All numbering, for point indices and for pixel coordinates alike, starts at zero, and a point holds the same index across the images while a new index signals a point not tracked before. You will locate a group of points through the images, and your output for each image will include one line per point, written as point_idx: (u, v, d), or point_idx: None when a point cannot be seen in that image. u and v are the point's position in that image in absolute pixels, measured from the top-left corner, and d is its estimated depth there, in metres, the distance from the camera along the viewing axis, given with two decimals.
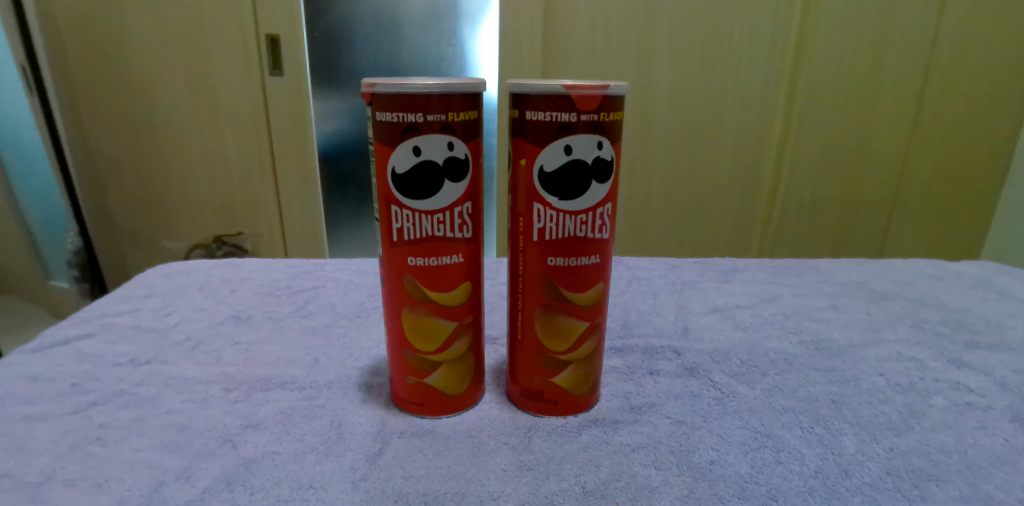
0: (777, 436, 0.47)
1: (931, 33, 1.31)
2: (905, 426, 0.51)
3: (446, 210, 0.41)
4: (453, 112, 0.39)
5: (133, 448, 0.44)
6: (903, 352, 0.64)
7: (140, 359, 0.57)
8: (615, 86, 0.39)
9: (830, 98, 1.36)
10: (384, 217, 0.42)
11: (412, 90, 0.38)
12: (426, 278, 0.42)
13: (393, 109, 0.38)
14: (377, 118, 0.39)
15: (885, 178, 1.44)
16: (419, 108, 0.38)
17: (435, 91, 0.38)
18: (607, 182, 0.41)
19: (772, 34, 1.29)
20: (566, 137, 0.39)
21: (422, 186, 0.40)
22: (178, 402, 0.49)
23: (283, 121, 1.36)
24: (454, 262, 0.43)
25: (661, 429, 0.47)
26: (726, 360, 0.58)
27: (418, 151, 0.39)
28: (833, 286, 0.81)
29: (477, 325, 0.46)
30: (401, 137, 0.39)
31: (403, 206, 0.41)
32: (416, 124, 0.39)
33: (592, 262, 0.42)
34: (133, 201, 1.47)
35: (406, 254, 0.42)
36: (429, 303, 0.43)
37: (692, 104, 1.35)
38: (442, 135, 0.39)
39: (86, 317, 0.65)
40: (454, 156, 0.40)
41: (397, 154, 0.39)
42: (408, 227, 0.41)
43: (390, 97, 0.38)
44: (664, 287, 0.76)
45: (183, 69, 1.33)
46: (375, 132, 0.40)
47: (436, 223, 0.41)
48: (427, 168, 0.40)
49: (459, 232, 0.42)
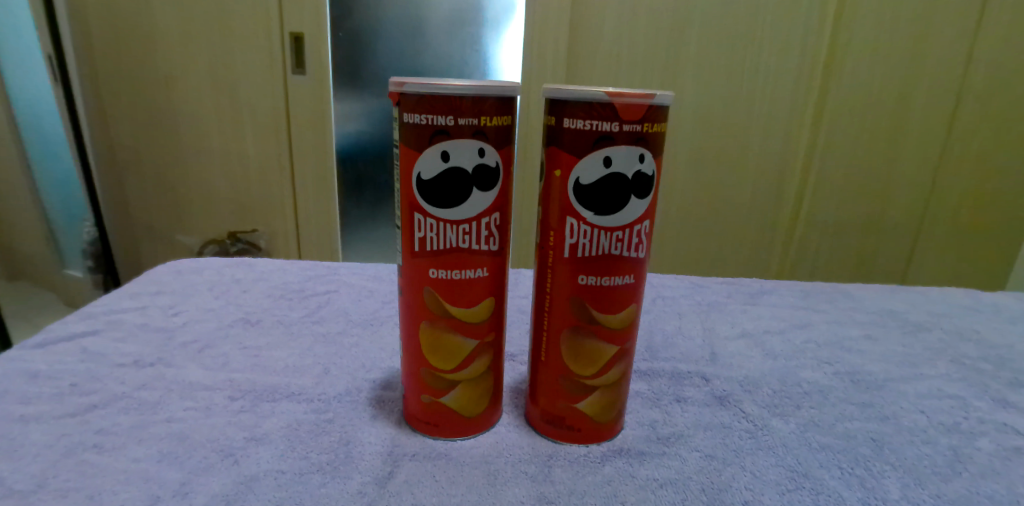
0: (815, 477, 0.43)
1: (965, 56, 1.27)
2: (952, 471, 0.47)
3: (473, 220, 0.39)
4: (485, 117, 0.37)
5: (130, 458, 0.41)
6: (945, 388, 0.60)
7: (144, 360, 0.55)
8: (661, 95, 0.36)
9: (857, 118, 1.32)
10: (406, 226, 0.39)
11: (443, 92, 0.35)
12: (448, 293, 0.40)
13: (421, 111, 0.36)
14: (404, 120, 0.37)
15: (911, 203, 1.40)
16: (449, 111, 0.36)
17: (468, 94, 0.36)
18: (647, 197, 0.38)
19: (801, 49, 1.25)
20: (606, 148, 0.36)
21: (448, 195, 0.38)
22: (180, 409, 0.47)
23: (304, 119, 1.35)
24: (478, 276, 0.40)
25: (690, 464, 0.44)
26: (758, 390, 0.55)
27: (447, 157, 0.37)
28: (866, 314, 0.77)
29: (498, 344, 0.43)
30: (428, 142, 0.37)
31: (427, 215, 0.38)
32: (446, 128, 0.36)
33: (626, 282, 0.40)
34: (150, 195, 1.47)
35: (428, 266, 0.40)
36: (450, 320, 0.41)
37: (717, 118, 1.32)
38: (473, 141, 0.37)
39: (94, 313, 0.63)
40: (483, 163, 0.38)
41: (424, 160, 0.37)
42: (431, 237, 0.39)
43: (420, 98, 0.36)
44: (689, 308, 0.73)
45: (207, 63, 1.33)
46: (402, 135, 0.38)
47: (461, 234, 0.39)
48: (455, 175, 0.37)
49: (485, 245, 0.40)
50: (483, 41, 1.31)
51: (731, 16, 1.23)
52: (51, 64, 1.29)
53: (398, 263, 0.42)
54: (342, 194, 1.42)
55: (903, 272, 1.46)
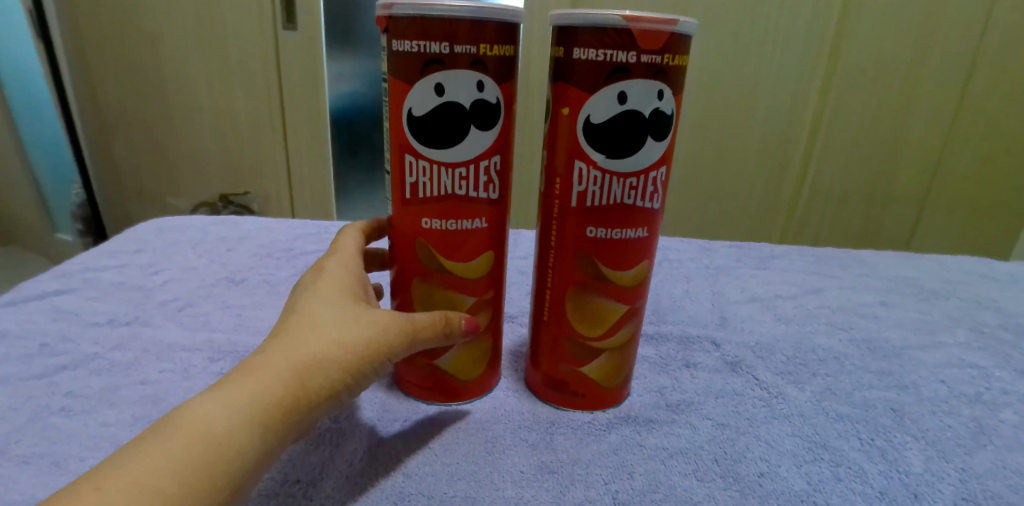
0: (834, 448, 0.41)
1: (984, 20, 1.20)
2: (976, 443, 0.44)
3: (470, 164, 0.35)
4: (485, 45, 0.32)
5: (100, 422, 0.38)
6: (965, 358, 0.57)
7: (120, 319, 0.52)
8: (684, 22, 0.31)
9: (867, 82, 1.26)
10: (396, 169, 0.36)
11: (438, 14, 0.31)
12: (444, 246, 0.36)
13: (412, 37, 0.32)
14: (394, 49, 0.33)
15: (920, 172, 1.35)
16: (445, 37, 0.32)
17: (468, 18, 0.31)
18: (664, 140, 0.34)
19: (814, 8, 1.19)
20: (620, 82, 0.32)
21: (442, 134, 0.34)
22: (156, 371, 0.44)
23: (294, 76, 1.28)
24: (477, 227, 0.37)
25: (701, 432, 0.41)
26: (771, 356, 0.52)
27: (441, 90, 0.33)
28: (880, 280, 0.74)
29: (498, 305, 0.40)
30: (421, 73, 0.32)
31: (419, 157, 0.34)
32: (442, 57, 0.32)
33: (639, 235, 0.36)
34: (139, 155, 1.42)
35: (421, 215, 0.36)
36: (447, 276, 0.37)
37: (723, 79, 1.26)
38: (470, 72, 0.33)
39: (69, 270, 0.60)
40: (483, 98, 0.34)
41: (417, 93, 0.33)
42: (424, 182, 0.35)
43: (411, 22, 0.31)
44: (696, 271, 0.70)
45: (193, 15, 1.25)
46: (392, 66, 0.33)
47: (457, 179, 0.35)
48: (450, 112, 0.33)
49: (484, 192, 0.36)
50: None
51: None
52: (32, 19, 1.20)
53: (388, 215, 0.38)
54: (336, 156, 1.37)
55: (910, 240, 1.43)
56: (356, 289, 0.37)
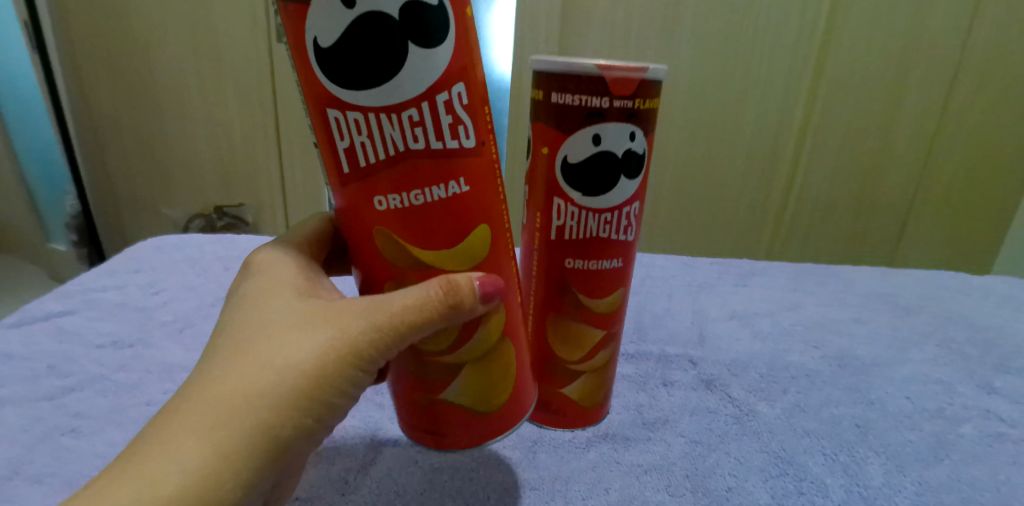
0: (799, 463, 0.43)
1: (964, 33, 1.15)
2: (935, 457, 0.47)
3: (417, 101, 0.28)
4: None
5: (108, 442, 0.42)
6: (930, 373, 0.60)
7: (123, 340, 0.54)
8: (655, 69, 0.34)
9: (853, 94, 1.20)
10: (326, 134, 0.30)
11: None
12: (410, 223, 0.31)
13: None
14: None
15: (906, 185, 1.29)
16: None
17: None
18: (637, 178, 0.37)
19: (799, 16, 1.12)
20: (595, 125, 0.34)
21: (368, 67, 0.27)
22: (159, 392, 0.48)
23: (289, 91, 1.30)
24: (454, 193, 0.31)
25: (674, 449, 0.44)
26: (745, 374, 0.55)
27: (350, 2, 0.26)
28: (855, 296, 0.77)
29: (507, 286, 0.35)
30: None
31: (349, 110, 0.29)
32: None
33: (614, 265, 0.39)
34: (133, 166, 1.43)
35: (371, 193, 0.30)
36: (424, 264, 0.32)
37: (710, 88, 1.18)
38: None
39: (70, 290, 0.62)
40: (413, 3, 0.27)
41: (317, 16, 0.27)
42: (366, 145, 0.29)
43: None
44: (679, 288, 0.73)
45: (190, 30, 1.27)
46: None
47: (407, 126, 0.29)
48: (373, 29, 0.27)
49: (454, 141, 0.30)
50: None
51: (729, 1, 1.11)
52: (27, 30, 1.23)
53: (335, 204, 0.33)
54: None
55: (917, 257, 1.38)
56: (305, 289, 0.35)
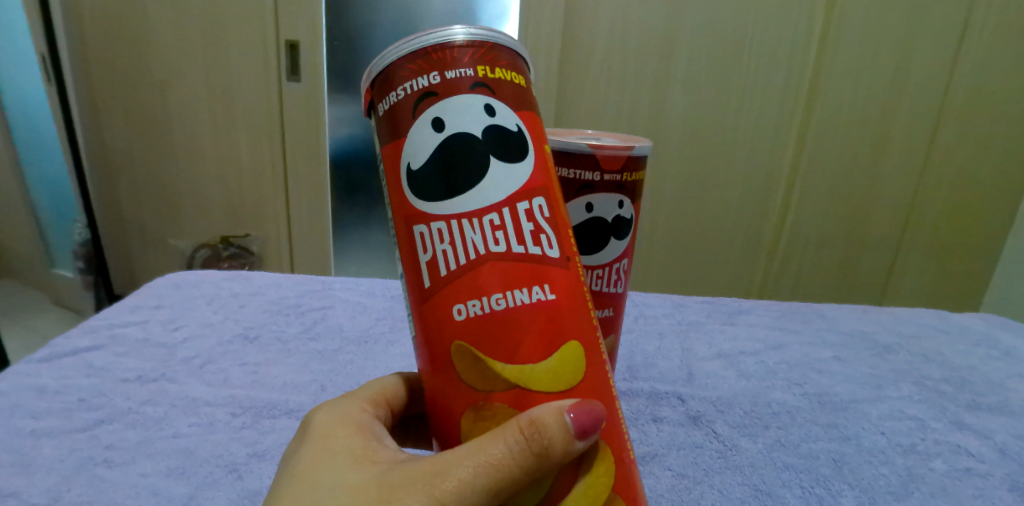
0: (777, 496, 0.48)
1: (945, 77, 1.21)
2: (905, 491, 0.51)
3: (502, 208, 0.28)
4: (482, 67, 0.28)
5: (139, 473, 0.46)
6: (906, 410, 0.63)
7: (147, 375, 0.58)
8: (639, 147, 0.39)
9: (841, 134, 1.26)
10: (407, 250, 0.29)
11: (417, 48, 0.28)
12: (492, 342, 0.27)
13: (399, 82, 0.29)
14: (381, 110, 0.30)
15: (894, 218, 1.33)
16: (425, 68, 0.28)
17: (453, 44, 0.28)
18: (624, 239, 0.42)
19: (787, 61, 1.19)
20: (588, 195, 0.39)
21: (454, 178, 0.27)
22: (185, 425, 0.51)
23: (298, 129, 1.31)
24: (539, 300, 0.27)
25: (662, 482, 0.49)
26: (729, 411, 0.59)
27: (443, 126, 0.28)
28: (837, 335, 0.80)
29: (615, 424, 0.29)
30: (415, 116, 0.28)
31: (434, 218, 0.28)
32: (437, 89, 0.28)
33: (605, 314, 0.43)
34: (142, 198, 1.44)
35: (448, 307, 0.28)
36: (509, 391, 0.27)
37: (706, 126, 1.24)
38: (475, 95, 0.28)
39: (96, 326, 0.65)
40: (496, 126, 0.28)
41: (412, 140, 0.28)
42: (447, 251, 0.28)
43: (396, 68, 0.29)
44: (670, 327, 0.77)
45: (205, 70, 1.29)
46: (383, 131, 0.30)
47: (488, 229, 0.27)
48: (459, 147, 0.28)
49: (537, 247, 0.28)
50: None
51: (719, 44, 1.18)
52: (44, 64, 1.27)
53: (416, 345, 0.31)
54: (334, 200, 1.38)
55: (911, 290, 1.40)
56: (361, 452, 0.31)
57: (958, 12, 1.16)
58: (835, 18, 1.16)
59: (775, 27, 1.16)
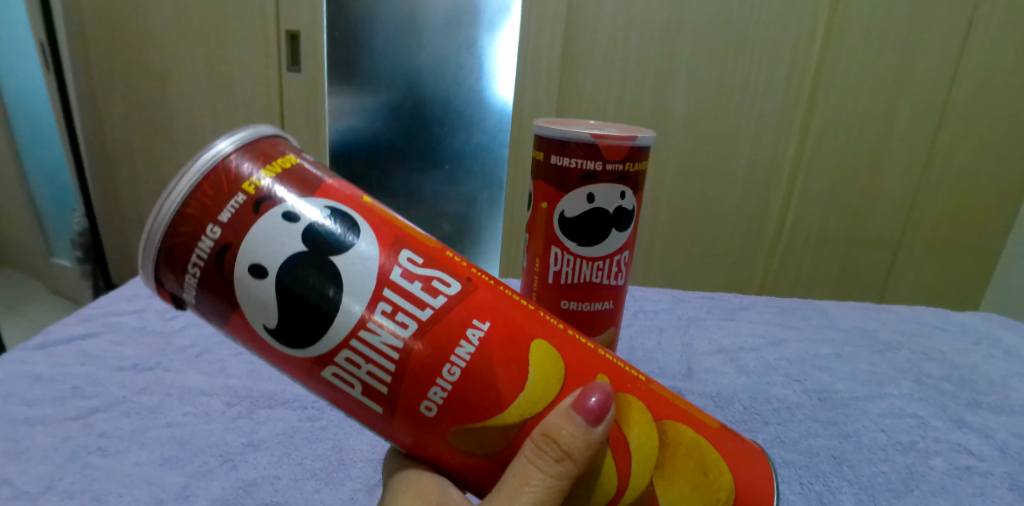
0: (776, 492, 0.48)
1: (950, 75, 1.20)
2: (904, 488, 0.51)
3: (382, 292, 0.27)
4: (244, 180, 0.26)
5: (134, 461, 0.46)
6: (906, 408, 0.63)
7: (143, 364, 0.57)
8: (644, 137, 0.38)
9: (845, 131, 1.25)
10: (339, 396, 0.28)
11: (173, 209, 0.25)
12: (463, 409, 0.27)
13: (182, 259, 0.26)
14: (188, 294, 0.27)
15: (896, 217, 1.33)
16: (196, 224, 0.25)
17: (202, 178, 0.25)
18: (626, 231, 0.41)
19: (791, 57, 1.18)
20: (589, 185, 0.39)
21: (319, 305, 0.26)
22: (180, 414, 0.51)
23: (297, 121, 1.30)
24: (480, 339, 0.27)
25: None
26: (729, 406, 0.59)
27: (266, 267, 0.25)
28: (837, 332, 0.80)
29: (615, 375, 0.30)
30: (229, 279, 0.26)
31: (343, 347, 0.26)
32: (225, 240, 0.25)
33: (606, 307, 0.43)
34: (140, 188, 1.43)
35: (415, 407, 0.27)
36: (516, 426, 0.28)
37: (708, 122, 1.24)
38: (269, 211, 0.26)
39: (92, 314, 0.64)
40: (311, 221, 0.26)
41: (251, 301, 0.26)
42: (374, 366, 0.27)
43: (167, 254, 0.26)
44: (669, 322, 0.76)
45: (204, 58, 1.28)
46: (207, 311, 0.27)
47: (392, 319, 0.26)
48: (301, 272, 0.26)
49: (437, 298, 0.27)
50: (478, 48, 1.25)
51: (723, 39, 1.17)
52: (43, 51, 1.26)
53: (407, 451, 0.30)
54: None
55: (911, 291, 1.40)
56: None
57: (964, 9, 1.15)
58: (841, 13, 1.15)
59: (781, 23, 1.15)
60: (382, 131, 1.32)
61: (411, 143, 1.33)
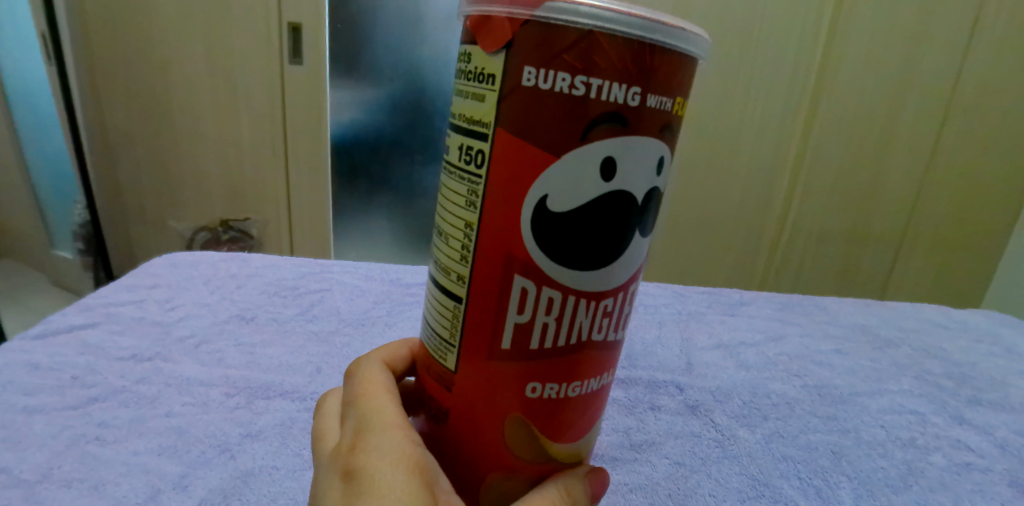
0: (775, 486, 0.48)
1: (955, 72, 1.19)
2: (903, 484, 0.51)
3: (617, 292, 0.27)
4: (677, 97, 0.25)
5: (131, 451, 0.46)
6: (906, 404, 0.63)
7: (141, 354, 0.57)
8: None
9: (849, 127, 1.24)
10: (503, 296, 0.26)
11: (636, 40, 0.22)
12: (548, 418, 0.27)
13: (573, 72, 0.22)
14: (526, 84, 0.23)
15: (897, 212, 1.32)
16: (626, 75, 0.22)
17: (677, 51, 0.23)
18: None
19: (795, 52, 1.17)
20: None
21: (589, 247, 0.25)
22: (178, 404, 0.51)
23: (298, 113, 1.30)
24: (606, 386, 0.29)
25: (659, 470, 0.49)
26: (729, 400, 0.59)
27: (611, 170, 0.24)
28: (838, 328, 0.80)
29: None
30: (580, 141, 0.23)
31: (545, 285, 0.25)
32: (624, 112, 0.23)
33: None
34: (143, 179, 1.43)
35: (538, 377, 0.26)
36: (551, 459, 0.28)
37: (711, 117, 1.23)
38: (656, 141, 0.24)
39: (91, 304, 0.64)
40: (656, 184, 0.26)
41: (562, 170, 0.23)
42: (557, 324, 0.26)
43: (581, 38, 0.22)
44: (669, 317, 0.76)
45: (206, 50, 1.28)
46: (515, 114, 0.23)
47: (599, 315, 0.26)
48: (620, 203, 0.24)
49: (619, 334, 0.28)
50: None
51: (727, 35, 1.16)
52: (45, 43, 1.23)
53: (442, 406, 0.28)
54: (335, 185, 1.37)
55: (913, 287, 1.39)
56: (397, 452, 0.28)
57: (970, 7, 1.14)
58: (845, 9, 1.14)
59: (785, 20, 1.14)
60: (385, 124, 1.30)
61: (413, 136, 1.31)
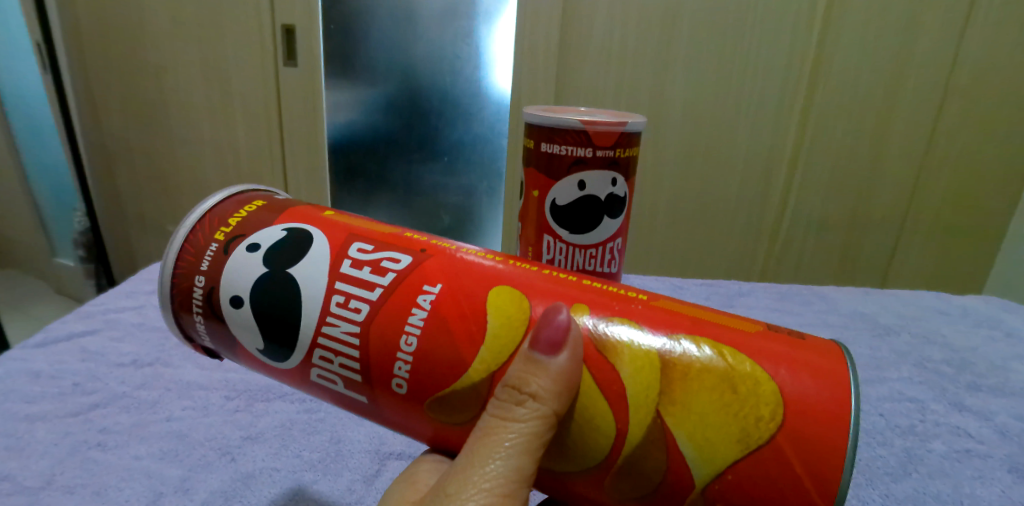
0: None
1: (951, 56, 1.19)
2: (903, 471, 0.51)
3: (337, 291, 0.32)
4: (219, 232, 0.35)
5: (133, 455, 0.46)
6: (906, 392, 0.63)
7: (142, 359, 0.57)
8: (632, 124, 0.44)
9: (846, 114, 1.24)
10: (329, 393, 0.34)
11: (173, 271, 0.35)
12: (428, 382, 0.30)
13: (189, 306, 0.35)
14: (198, 320, 0.35)
15: (896, 198, 1.32)
16: (190, 280, 0.34)
17: (187, 235, 0.35)
18: (616, 218, 0.48)
19: (790, 40, 1.16)
20: (580, 172, 0.44)
21: (281, 318, 0.32)
22: (179, 409, 0.51)
23: (296, 115, 1.28)
24: (432, 299, 0.31)
25: None
26: None
27: (238, 299, 0.33)
28: (837, 316, 0.80)
29: (598, 301, 0.31)
30: (225, 318, 0.34)
31: (310, 368, 0.33)
32: (211, 280, 0.34)
33: None
34: (142, 185, 1.43)
35: (386, 376, 0.31)
36: (484, 381, 0.29)
37: (707, 107, 1.23)
38: (239, 250, 0.34)
39: (91, 311, 0.65)
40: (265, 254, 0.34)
41: (244, 335, 0.34)
42: (343, 356, 0.32)
43: (175, 305, 0.35)
44: None
45: (199, 55, 1.28)
46: (216, 333, 0.35)
47: (344, 307, 0.31)
48: (268, 289, 0.33)
49: (388, 271, 0.32)
50: (475, 36, 1.22)
51: (722, 25, 1.16)
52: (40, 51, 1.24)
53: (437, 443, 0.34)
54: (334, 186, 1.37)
55: (913, 272, 1.39)
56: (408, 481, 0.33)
57: None
58: None
59: (778, 9, 1.14)
60: (381, 123, 1.29)
61: (409, 134, 1.30)
